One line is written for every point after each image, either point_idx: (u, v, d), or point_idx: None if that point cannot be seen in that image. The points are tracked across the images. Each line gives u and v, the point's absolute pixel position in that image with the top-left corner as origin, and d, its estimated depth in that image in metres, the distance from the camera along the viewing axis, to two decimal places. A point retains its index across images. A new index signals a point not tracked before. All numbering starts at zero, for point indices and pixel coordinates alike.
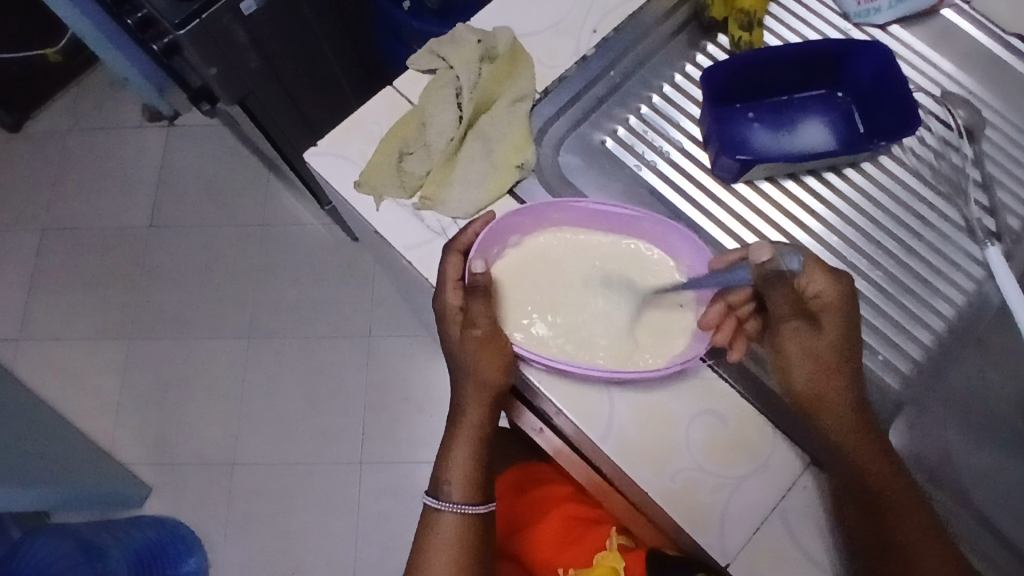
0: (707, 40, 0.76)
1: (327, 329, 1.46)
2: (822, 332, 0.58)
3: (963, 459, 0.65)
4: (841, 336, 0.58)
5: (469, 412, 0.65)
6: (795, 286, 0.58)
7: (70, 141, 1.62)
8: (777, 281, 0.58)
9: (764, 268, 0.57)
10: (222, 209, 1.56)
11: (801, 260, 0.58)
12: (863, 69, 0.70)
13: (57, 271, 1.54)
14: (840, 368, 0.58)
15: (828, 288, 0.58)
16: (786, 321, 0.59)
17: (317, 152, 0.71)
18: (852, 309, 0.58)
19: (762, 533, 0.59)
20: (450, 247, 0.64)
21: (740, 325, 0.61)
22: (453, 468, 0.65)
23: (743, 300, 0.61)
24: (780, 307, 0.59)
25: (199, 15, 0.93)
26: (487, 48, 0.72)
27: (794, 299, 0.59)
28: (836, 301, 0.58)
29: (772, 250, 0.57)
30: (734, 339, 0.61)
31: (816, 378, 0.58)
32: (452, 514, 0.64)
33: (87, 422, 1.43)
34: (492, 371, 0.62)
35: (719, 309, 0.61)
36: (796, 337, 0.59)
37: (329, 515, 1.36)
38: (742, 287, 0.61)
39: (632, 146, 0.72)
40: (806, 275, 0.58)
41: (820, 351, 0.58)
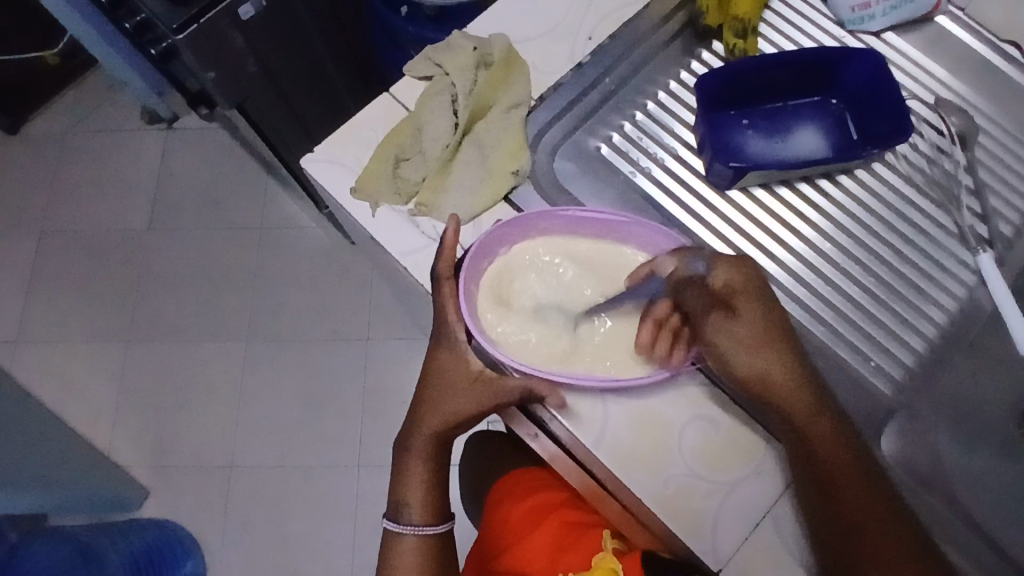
0: (702, 46, 0.76)
1: (324, 332, 1.47)
2: (739, 317, 0.60)
3: (953, 464, 0.65)
4: (762, 311, 0.60)
5: (424, 438, 0.64)
6: (704, 282, 0.60)
7: (68, 144, 1.62)
8: (685, 285, 0.61)
9: (672, 276, 0.61)
10: (220, 213, 1.56)
11: (703, 257, 0.60)
12: (857, 76, 0.71)
13: (55, 274, 1.54)
14: (773, 344, 0.59)
15: (735, 275, 0.60)
16: (705, 318, 0.61)
17: (313, 157, 0.71)
18: (758, 279, 0.61)
19: (755, 537, 0.59)
20: (439, 270, 0.63)
21: (676, 334, 0.62)
22: (412, 491, 0.65)
23: (666, 311, 0.61)
24: (693, 303, 0.61)
25: (196, 20, 0.94)
26: (483, 54, 0.73)
27: (704, 293, 0.60)
28: (745, 281, 0.60)
29: (675, 259, 0.61)
30: (674, 349, 0.61)
31: (754, 360, 0.59)
32: (413, 535, 0.65)
33: (85, 425, 1.43)
34: (463, 402, 0.62)
35: (649, 329, 0.61)
36: (720, 331, 0.60)
37: (326, 519, 1.36)
38: (659, 300, 0.62)
39: (627, 152, 0.72)
40: (710, 269, 0.60)
41: (747, 333, 0.60)
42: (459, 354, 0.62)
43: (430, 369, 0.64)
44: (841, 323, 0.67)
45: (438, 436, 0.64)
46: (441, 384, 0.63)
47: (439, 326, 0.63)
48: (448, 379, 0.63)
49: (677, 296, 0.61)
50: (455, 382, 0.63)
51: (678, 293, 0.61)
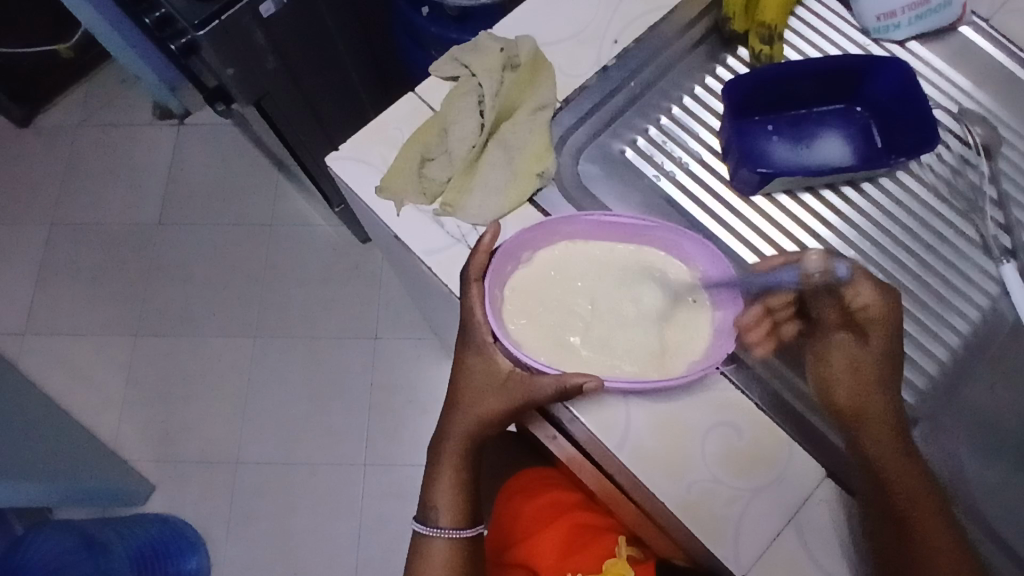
0: (727, 52, 0.77)
1: (334, 329, 1.47)
2: (867, 345, 0.61)
3: (976, 477, 0.65)
4: (887, 353, 0.61)
5: (455, 440, 0.64)
6: (841, 295, 0.62)
7: (80, 137, 1.63)
8: (824, 289, 0.63)
9: (813, 275, 0.62)
10: (231, 208, 1.56)
11: (853, 267, 0.62)
12: (883, 85, 0.71)
13: (65, 266, 1.54)
14: (880, 383, 0.61)
15: (874, 301, 0.61)
16: (834, 331, 0.63)
17: (338, 156, 0.71)
18: (896, 321, 0.62)
19: (777, 543, 0.59)
20: (465, 275, 0.63)
21: (777, 326, 0.64)
22: (441, 494, 0.65)
23: (784, 304, 0.64)
24: (824, 312, 0.63)
25: (218, 16, 0.94)
26: (510, 56, 0.73)
27: (841, 308, 0.63)
28: (890, 312, 0.61)
29: (825, 260, 0.61)
30: (764, 339, 0.64)
31: (858, 391, 0.61)
32: (441, 539, 0.64)
33: (92, 417, 1.43)
34: (492, 403, 0.62)
35: (756, 311, 0.63)
36: (841, 347, 0.62)
37: (331, 516, 1.36)
38: (784, 291, 0.63)
39: (652, 156, 0.72)
40: (852, 283, 0.62)
41: (862, 361, 0.61)
42: (487, 357, 0.62)
43: (460, 371, 0.64)
44: None
45: (464, 438, 0.64)
46: (470, 386, 0.63)
47: (467, 327, 0.63)
48: (479, 380, 0.63)
49: (812, 300, 0.63)
50: (485, 384, 0.63)
51: (813, 297, 0.63)
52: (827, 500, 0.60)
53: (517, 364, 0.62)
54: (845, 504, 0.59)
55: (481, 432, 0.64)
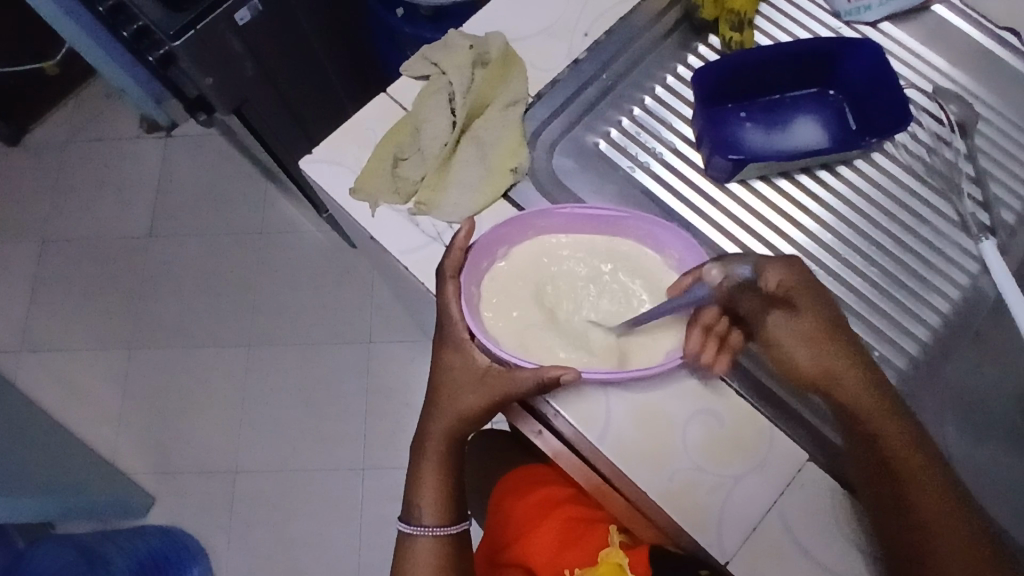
0: (698, 40, 0.76)
1: (326, 335, 1.47)
2: (801, 313, 0.60)
3: (963, 456, 0.65)
4: (817, 309, 0.59)
5: (437, 438, 0.64)
6: (757, 287, 0.60)
7: (67, 153, 1.63)
8: (740, 289, 0.61)
9: (721, 286, 0.60)
10: (220, 218, 1.56)
11: (752, 263, 0.60)
12: (855, 66, 0.70)
13: (57, 281, 1.54)
14: (831, 340, 0.59)
15: (786, 275, 0.59)
16: (762, 318, 0.61)
17: (312, 159, 0.71)
18: (816, 283, 0.60)
19: (760, 530, 0.59)
20: (441, 272, 0.63)
21: (723, 341, 0.61)
22: (425, 492, 0.64)
23: (716, 317, 0.61)
24: (749, 305, 0.61)
25: (193, 25, 0.94)
26: (480, 52, 0.73)
27: (760, 297, 0.61)
28: (799, 282, 0.59)
29: (722, 268, 0.59)
30: (720, 355, 0.60)
31: (815, 355, 0.59)
32: (427, 537, 0.64)
33: (89, 431, 1.43)
34: (472, 399, 0.62)
35: (698, 334, 0.61)
36: (782, 328, 0.60)
37: (331, 521, 1.36)
38: (709, 304, 0.61)
39: (626, 147, 0.72)
40: (761, 275, 0.60)
41: (807, 327, 0.59)
42: (466, 353, 0.62)
43: (439, 368, 0.64)
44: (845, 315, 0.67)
45: (445, 435, 0.64)
46: (450, 382, 0.63)
47: (444, 324, 0.63)
48: (458, 377, 0.63)
49: (734, 303, 0.61)
50: (464, 380, 0.62)
51: (734, 300, 0.61)
52: (810, 485, 0.60)
53: (495, 359, 0.62)
54: (830, 488, 0.59)
55: (462, 429, 0.64)
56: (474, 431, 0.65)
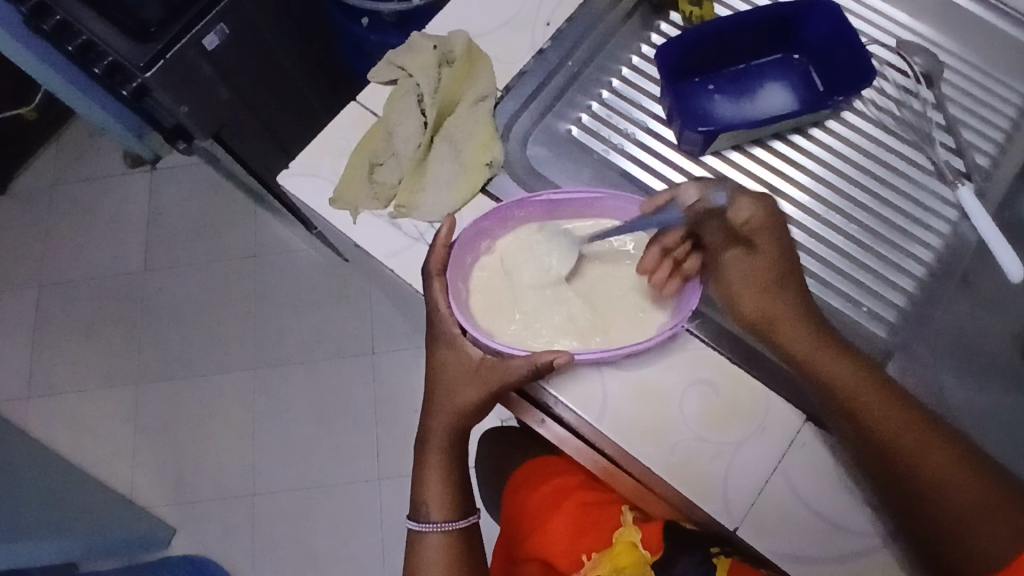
0: (659, 18, 0.77)
1: (329, 349, 1.47)
2: (756, 253, 0.59)
3: (959, 400, 0.65)
4: (777, 251, 0.59)
5: (438, 434, 0.65)
6: (724, 216, 0.60)
7: (55, 196, 1.64)
8: (705, 216, 0.61)
9: (693, 207, 0.60)
10: (213, 245, 1.57)
11: (727, 190, 0.60)
12: (814, 26, 0.71)
13: (57, 325, 1.55)
14: (781, 283, 0.59)
15: (756, 212, 0.58)
16: (722, 249, 0.61)
17: (288, 173, 0.72)
18: (781, 222, 0.59)
19: (765, 492, 0.59)
20: (427, 271, 0.64)
21: (677, 266, 0.63)
22: (430, 488, 0.65)
23: (678, 241, 0.63)
24: (712, 235, 0.61)
25: (162, 55, 0.96)
26: (444, 52, 0.73)
27: (724, 228, 0.60)
28: (767, 219, 0.58)
29: (699, 190, 0.60)
30: (671, 280, 0.63)
31: (762, 301, 0.59)
32: (436, 533, 0.65)
33: (104, 469, 1.44)
34: (468, 392, 0.62)
35: (654, 255, 0.63)
36: (735, 265, 0.60)
37: (352, 534, 1.37)
38: (675, 227, 0.63)
39: (598, 131, 0.73)
40: (732, 204, 0.59)
41: (759, 270, 0.59)
42: (458, 348, 0.63)
43: (434, 365, 0.64)
44: (830, 274, 0.67)
45: (444, 431, 0.64)
46: (445, 379, 0.63)
47: (435, 322, 0.63)
48: (453, 372, 0.63)
49: (699, 226, 0.62)
50: (460, 375, 0.63)
51: (699, 225, 0.62)
52: (812, 443, 0.60)
53: (487, 351, 0.62)
54: (831, 444, 0.60)
55: (462, 423, 0.65)
56: (474, 424, 0.65)
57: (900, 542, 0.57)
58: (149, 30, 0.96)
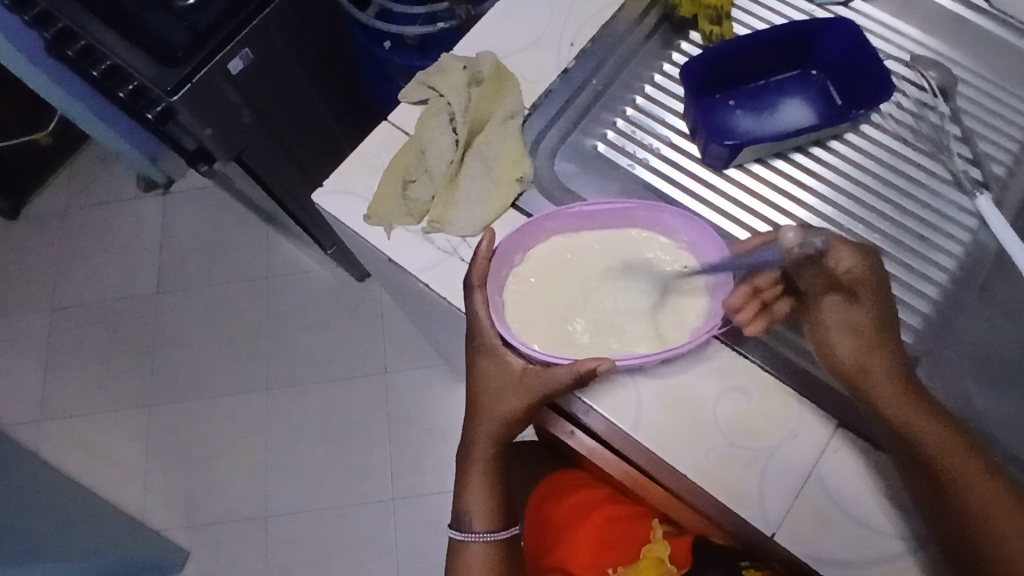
0: (680, 37, 0.79)
1: (343, 369, 1.48)
2: (859, 303, 0.60)
3: (985, 405, 0.66)
4: (878, 306, 0.60)
5: (480, 445, 0.66)
6: (825, 266, 0.61)
7: (69, 220, 1.65)
8: (806, 263, 0.61)
9: (794, 252, 0.60)
10: (225, 267, 1.58)
11: (829, 240, 0.60)
12: (833, 45, 0.74)
13: (71, 347, 1.56)
14: (880, 338, 0.59)
15: (857, 264, 0.60)
16: (821, 298, 0.62)
17: (324, 191, 0.74)
18: (881, 278, 0.60)
19: (801, 495, 0.60)
20: (467, 284, 0.65)
21: (766, 307, 0.63)
22: (473, 498, 0.66)
23: (771, 283, 0.63)
24: (812, 284, 0.62)
25: (189, 79, 0.97)
26: (473, 72, 0.76)
27: (823, 277, 0.61)
28: (868, 276, 0.60)
29: (801, 233, 0.60)
30: (755, 319, 0.63)
31: (862, 352, 0.59)
32: (478, 542, 0.66)
33: (116, 492, 1.44)
34: (511, 402, 0.64)
35: (744, 292, 0.63)
36: (834, 313, 0.61)
37: (367, 554, 1.36)
38: (771, 270, 0.63)
39: (623, 146, 0.75)
40: (831, 252, 0.60)
41: (858, 320, 0.60)
42: (499, 359, 0.64)
43: (474, 376, 0.65)
44: None
45: (486, 443, 0.66)
46: (486, 389, 0.65)
47: (474, 334, 0.65)
48: (494, 382, 0.64)
49: (796, 274, 0.62)
50: (502, 385, 0.64)
51: (796, 271, 0.62)
52: (845, 447, 0.61)
53: (529, 361, 0.64)
54: (863, 449, 0.61)
55: (504, 434, 0.66)
56: (514, 436, 0.67)
57: (932, 546, 0.58)
58: (176, 55, 0.97)
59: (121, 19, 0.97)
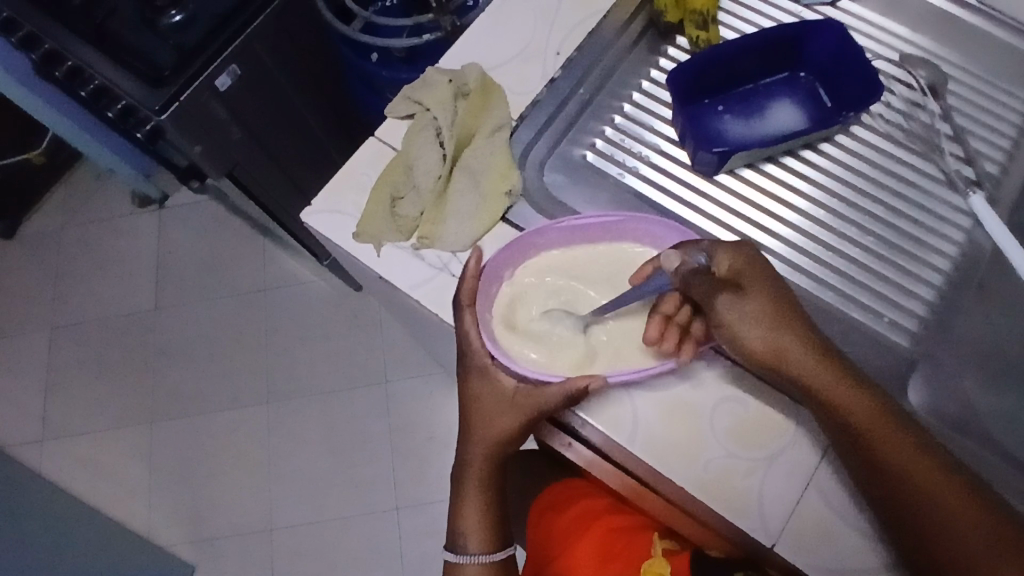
0: (667, 43, 0.79)
1: (342, 380, 1.48)
2: (748, 296, 0.59)
3: (982, 404, 0.66)
4: (770, 287, 0.59)
5: (475, 466, 0.66)
6: (710, 272, 0.60)
7: (64, 238, 1.65)
8: (693, 278, 0.59)
9: (679, 271, 0.59)
10: (222, 281, 1.58)
11: (704, 250, 0.60)
12: (819, 46, 0.73)
13: (70, 366, 1.56)
14: (784, 317, 0.59)
15: (735, 258, 0.60)
16: (713, 305, 0.59)
17: (312, 211, 0.73)
18: (758, 260, 0.60)
19: (801, 505, 0.60)
20: (458, 303, 0.64)
21: (685, 331, 0.62)
22: (468, 520, 0.66)
23: (676, 305, 0.62)
24: (700, 291, 0.60)
25: (177, 98, 0.97)
26: (459, 85, 0.75)
27: (709, 285, 0.59)
28: (748, 264, 0.60)
29: (679, 254, 0.60)
30: (683, 345, 0.61)
31: (767, 334, 0.58)
32: (473, 564, 0.66)
33: (120, 509, 1.44)
34: (505, 422, 0.63)
35: (657, 323, 0.61)
36: (730, 313, 0.59)
37: (372, 564, 1.36)
38: (668, 293, 0.63)
39: (612, 155, 0.74)
40: (713, 260, 0.60)
41: (757, 308, 0.59)
42: (492, 378, 0.63)
43: (468, 396, 0.65)
44: (849, 286, 0.68)
45: (480, 463, 0.65)
46: (480, 409, 0.64)
47: (466, 352, 0.64)
48: (488, 402, 0.64)
49: (686, 290, 0.60)
50: (495, 404, 0.64)
51: (687, 286, 0.60)
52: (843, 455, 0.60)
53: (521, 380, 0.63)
54: None
55: (499, 453, 0.65)
56: (509, 455, 0.66)
57: None
58: (162, 74, 0.97)
59: (106, 40, 0.97)
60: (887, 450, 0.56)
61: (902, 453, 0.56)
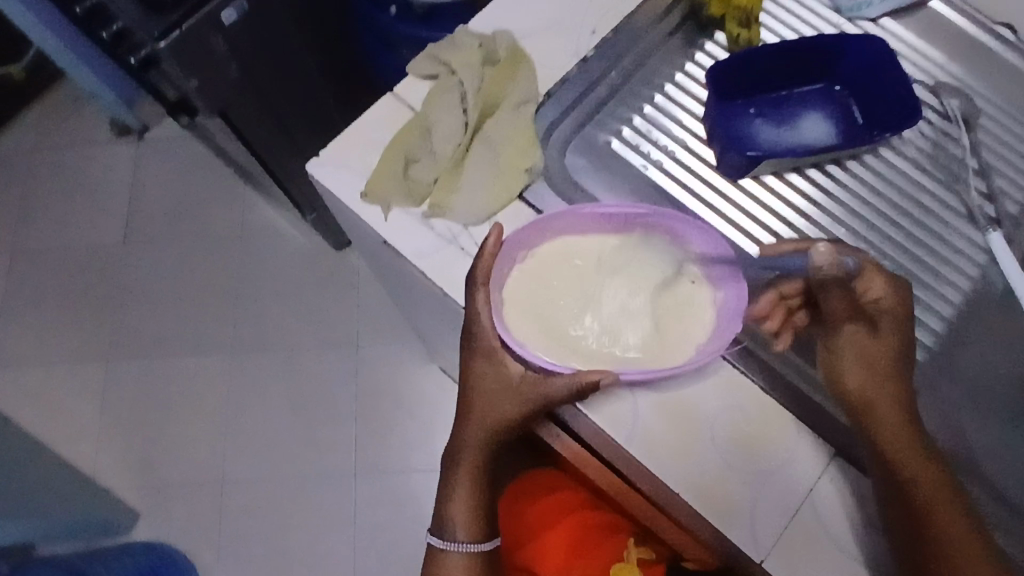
0: (705, 38, 0.77)
1: (313, 340, 1.44)
2: (875, 335, 0.61)
3: (977, 438, 0.65)
4: (897, 342, 0.60)
5: (470, 452, 0.63)
6: (852, 287, 0.61)
7: (34, 159, 1.57)
8: (835, 283, 0.61)
9: (822, 267, 0.59)
10: (198, 223, 1.52)
11: (860, 263, 0.60)
12: (860, 61, 0.71)
13: (27, 294, 1.49)
14: (892, 374, 0.60)
15: (887, 294, 0.60)
16: (841, 324, 0.62)
17: (319, 163, 0.69)
18: (907, 313, 0.61)
19: (794, 523, 0.59)
20: (472, 279, 0.62)
21: (789, 316, 0.64)
22: (457, 506, 0.64)
23: (795, 291, 0.64)
24: (835, 308, 0.62)
25: (178, 26, 0.93)
26: (489, 51, 0.72)
27: (849, 301, 0.62)
28: (896, 301, 0.60)
29: (835, 253, 0.59)
30: (783, 328, 0.64)
31: (871, 382, 0.60)
32: (459, 552, 0.64)
33: (66, 448, 1.38)
34: (507, 408, 0.61)
35: (769, 299, 0.63)
36: (851, 340, 0.62)
37: (325, 530, 1.33)
38: (795, 277, 0.63)
39: (637, 145, 0.72)
40: (861, 275, 0.60)
41: (874, 351, 0.60)
42: (497, 361, 0.61)
43: (470, 378, 0.62)
44: None
45: (477, 450, 0.63)
46: (482, 393, 0.62)
47: (472, 332, 0.62)
48: (491, 386, 0.61)
49: (821, 292, 0.62)
50: (498, 389, 0.61)
51: (822, 288, 0.62)
52: (839, 475, 0.60)
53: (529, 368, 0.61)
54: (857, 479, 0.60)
55: (496, 440, 0.63)
56: (505, 442, 0.64)
57: None
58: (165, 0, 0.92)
59: None
60: (930, 513, 0.55)
61: (954, 530, 0.55)
